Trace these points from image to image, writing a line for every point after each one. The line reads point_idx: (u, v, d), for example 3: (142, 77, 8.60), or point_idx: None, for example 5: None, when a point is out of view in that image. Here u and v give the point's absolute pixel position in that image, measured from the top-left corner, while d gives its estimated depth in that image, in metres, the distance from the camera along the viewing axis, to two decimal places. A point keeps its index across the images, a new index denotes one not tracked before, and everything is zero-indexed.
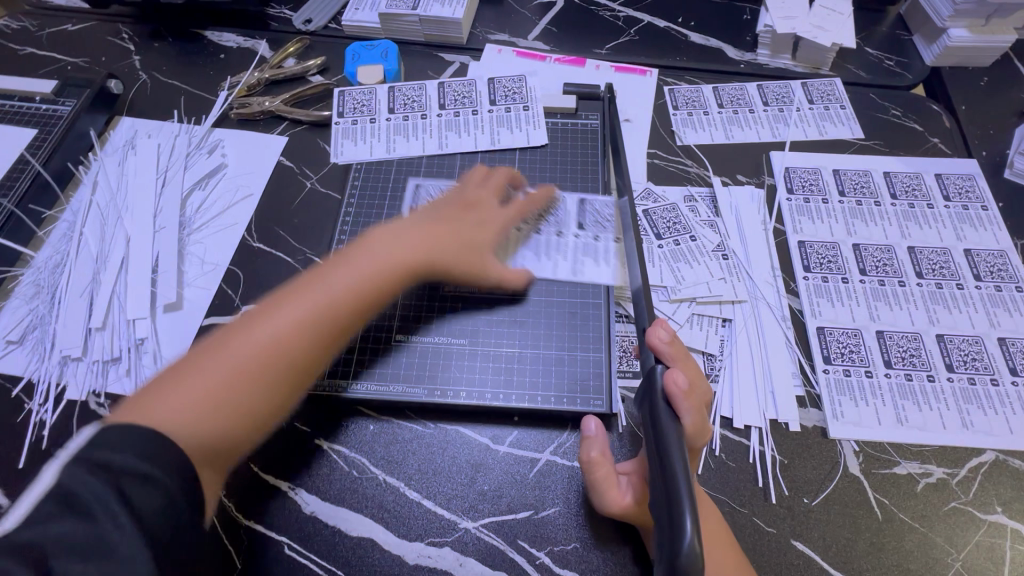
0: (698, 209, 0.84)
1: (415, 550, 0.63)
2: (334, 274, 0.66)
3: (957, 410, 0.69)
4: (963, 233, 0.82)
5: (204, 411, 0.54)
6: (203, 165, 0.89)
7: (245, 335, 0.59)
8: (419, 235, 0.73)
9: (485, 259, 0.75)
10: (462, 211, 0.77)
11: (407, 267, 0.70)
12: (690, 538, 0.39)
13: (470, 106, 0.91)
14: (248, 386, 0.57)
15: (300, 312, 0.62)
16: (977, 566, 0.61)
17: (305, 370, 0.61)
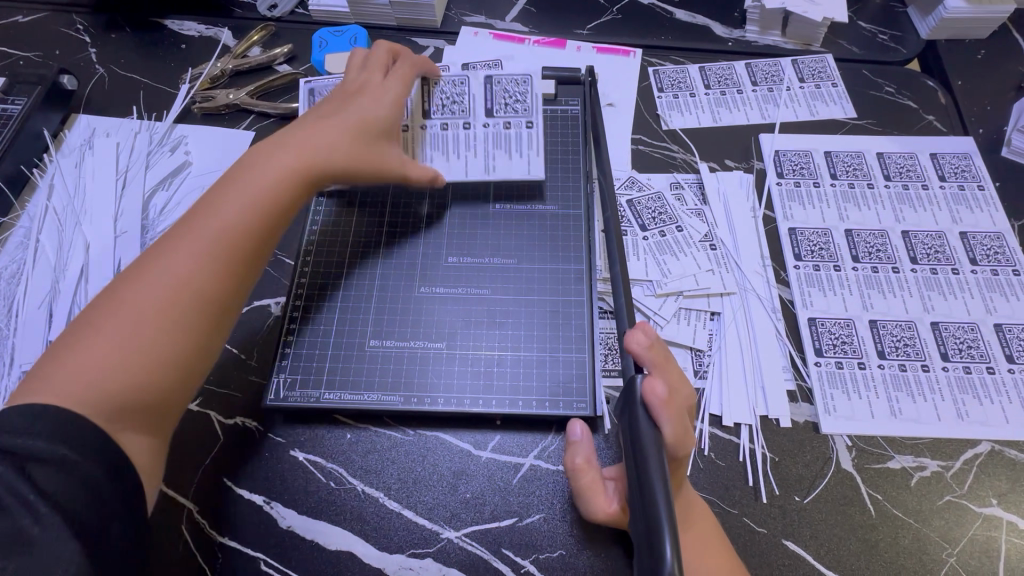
0: (685, 196, 0.80)
1: (397, 562, 0.61)
2: (209, 217, 0.60)
3: (952, 400, 0.67)
4: (959, 215, 0.79)
5: (91, 413, 0.50)
6: (165, 163, 0.85)
7: (127, 304, 0.54)
8: (303, 139, 0.66)
9: (385, 152, 0.71)
10: (348, 100, 0.71)
11: (303, 165, 0.64)
12: (670, 564, 0.37)
13: (461, 118, 0.79)
14: (134, 356, 0.52)
15: (184, 258, 0.57)
16: (972, 561, 0.60)
17: (208, 306, 0.57)
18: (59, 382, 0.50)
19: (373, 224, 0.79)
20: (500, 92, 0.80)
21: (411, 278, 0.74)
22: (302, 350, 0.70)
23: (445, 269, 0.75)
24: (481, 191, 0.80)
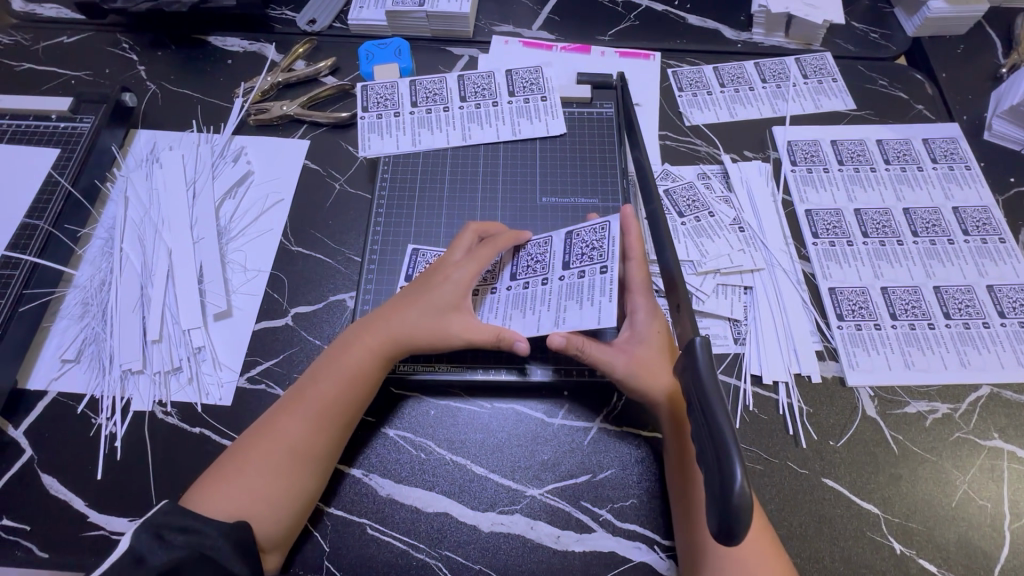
0: (712, 185, 0.90)
1: (489, 518, 0.69)
2: (322, 378, 0.69)
3: (956, 351, 0.78)
4: (951, 192, 0.90)
5: (248, 495, 0.62)
6: (230, 173, 0.91)
7: (264, 445, 0.65)
8: (381, 317, 0.72)
9: (448, 322, 0.71)
10: (426, 283, 0.73)
11: (384, 347, 0.70)
12: (741, 482, 0.41)
13: (540, 274, 0.74)
14: (280, 478, 0.64)
15: (299, 425, 0.66)
16: (981, 485, 0.71)
17: (317, 468, 0.66)
18: (233, 471, 0.64)
19: (432, 221, 0.85)
20: (581, 246, 0.74)
21: None
22: None
23: None
24: (529, 188, 0.88)
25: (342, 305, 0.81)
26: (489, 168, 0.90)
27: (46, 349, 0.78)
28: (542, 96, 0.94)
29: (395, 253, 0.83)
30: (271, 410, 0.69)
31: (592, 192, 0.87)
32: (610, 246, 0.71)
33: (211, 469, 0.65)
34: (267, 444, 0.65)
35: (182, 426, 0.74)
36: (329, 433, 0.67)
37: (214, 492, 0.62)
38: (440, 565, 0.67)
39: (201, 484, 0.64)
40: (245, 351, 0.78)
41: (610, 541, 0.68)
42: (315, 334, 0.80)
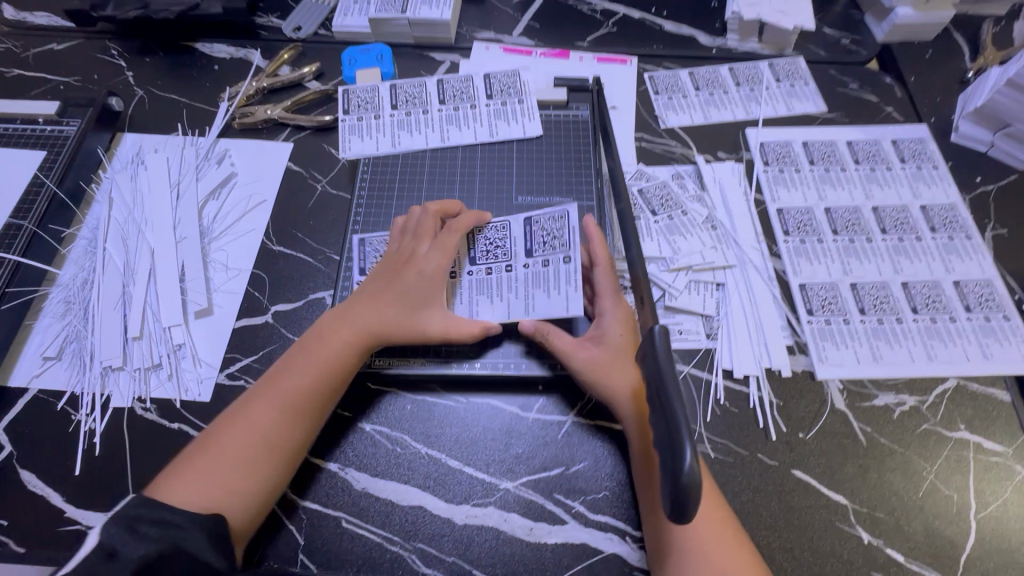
0: (686, 185, 0.92)
1: (463, 511, 0.70)
2: (292, 369, 0.70)
3: (923, 345, 0.80)
4: (919, 191, 0.92)
5: (218, 488, 0.62)
6: (214, 174, 0.92)
7: (233, 436, 0.66)
8: (354, 309, 0.74)
9: (420, 317, 0.74)
10: (395, 274, 0.76)
11: (356, 338, 0.72)
12: (690, 462, 0.42)
13: (503, 261, 0.80)
14: (252, 471, 0.64)
15: (268, 415, 0.67)
16: (947, 475, 0.72)
17: (286, 457, 0.66)
18: (199, 460, 0.64)
19: None
20: (540, 233, 0.80)
21: None
22: None
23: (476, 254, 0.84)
24: (505, 188, 0.90)
25: (321, 303, 0.83)
26: (467, 169, 0.92)
27: (28, 347, 0.79)
28: (519, 99, 0.96)
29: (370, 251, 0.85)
30: (241, 400, 0.69)
31: (567, 191, 0.89)
32: (568, 232, 0.79)
33: (176, 462, 0.65)
34: (239, 436, 0.65)
35: (161, 422, 0.75)
36: (300, 423, 0.68)
37: (180, 484, 0.62)
38: (414, 557, 0.68)
39: (165, 477, 0.63)
40: (225, 348, 0.79)
41: (582, 533, 0.69)
42: (294, 331, 0.81)
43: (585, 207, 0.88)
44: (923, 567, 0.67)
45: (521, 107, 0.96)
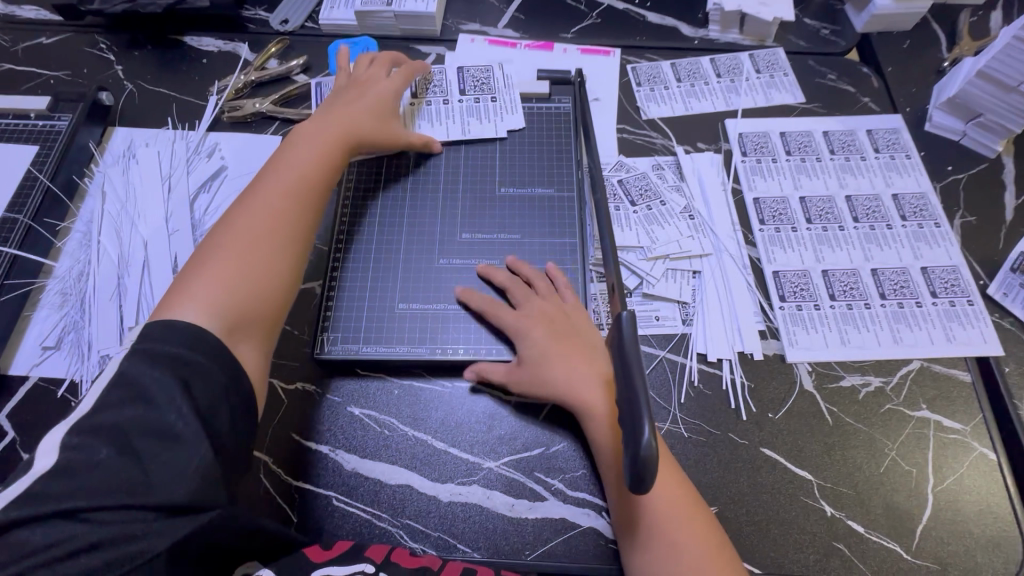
0: (665, 175, 0.94)
1: (448, 489, 0.74)
2: (288, 155, 0.79)
3: (889, 329, 0.83)
4: (891, 180, 0.95)
5: (217, 290, 0.64)
6: (204, 167, 0.94)
7: (248, 228, 0.70)
8: (332, 124, 0.84)
9: (391, 128, 0.89)
10: (359, 90, 0.90)
11: (341, 125, 0.84)
12: (648, 440, 0.47)
13: (441, 95, 0.98)
14: (243, 262, 0.67)
15: (278, 193, 0.74)
16: (908, 452, 0.76)
17: (297, 222, 0.73)
18: (177, 301, 0.63)
19: (394, 212, 0.89)
20: (473, 75, 1.00)
21: (430, 253, 0.86)
22: (341, 314, 0.82)
23: (459, 244, 0.87)
24: (488, 179, 0.92)
25: (310, 293, 0.86)
26: (452, 161, 0.94)
27: (27, 336, 0.82)
28: (492, 95, 0.98)
29: (357, 243, 0.87)
30: (208, 237, 0.71)
31: (548, 182, 0.91)
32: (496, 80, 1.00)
33: (177, 284, 0.66)
34: (228, 244, 0.69)
35: None
36: (292, 207, 0.74)
37: (196, 289, 0.64)
38: (402, 533, 0.71)
39: (167, 302, 0.63)
40: None
41: (561, 508, 0.73)
42: (286, 320, 0.84)
43: (565, 197, 0.90)
44: (882, 537, 0.71)
45: (496, 105, 0.98)
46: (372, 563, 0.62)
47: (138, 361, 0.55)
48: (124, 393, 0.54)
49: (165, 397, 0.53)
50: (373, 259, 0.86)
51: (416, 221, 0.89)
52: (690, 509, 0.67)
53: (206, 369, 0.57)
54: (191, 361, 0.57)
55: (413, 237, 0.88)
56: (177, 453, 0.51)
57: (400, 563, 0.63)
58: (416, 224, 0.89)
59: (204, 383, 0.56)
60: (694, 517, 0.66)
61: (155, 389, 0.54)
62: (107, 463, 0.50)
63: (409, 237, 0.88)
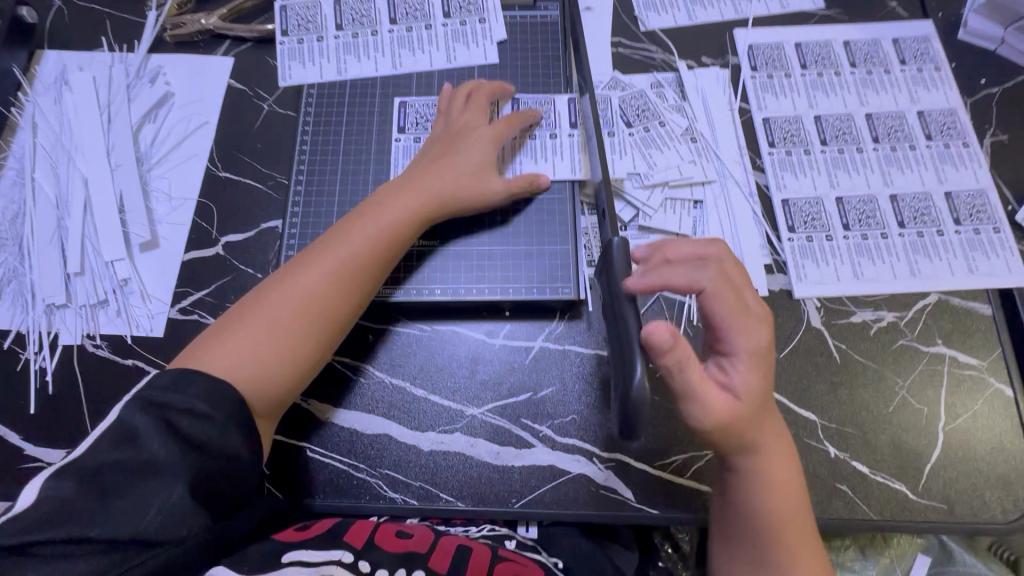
0: (665, 94, 0.84)
1: (429, 438, 0.69)
2: (352, 228, 0.67)
3: (907, 260, 0.76)
4: (917, 95, 0.85)
5: (257, 347, 0.60)
6: (148, 94, 0.84)
7: (284, 289, 0.63)
8: (414, 186, 0.69)
9: (481, 189, 0.71)
10: (454, 142, 0.73)
11: (419, 205, 0.68)
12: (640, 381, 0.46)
13: (423, 21, 0.85)
14: (289, 323, 0.62)
15: (322, 270, 0.64)
16: (919, 390, 0.71)
17: (330, 326, 0.64)
18: (230, 340, 0.60)
19: (360, 138, 0.79)
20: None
21: None
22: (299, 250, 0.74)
23: None
24: None
25: (273, 232, 0.78)
26: (424, 79, 0.82)
27: None
28: (480, 17, 0.85)
29: (321, 174, 0.78)
30: (284, 267, 0.66)
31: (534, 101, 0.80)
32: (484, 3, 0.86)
33: (217, 325, 0.62)
34: (281, 289, 0.63)
35: (115, 358, 0.72)
36: (344, 294, 0.64)
37: (225, 345, 0.60)
38: (381, 484, 0.68)
39: (202, 346, 0.60)
40: (175, 282, 0.75)
41: (548, 455, 0.69)
42: (247, 263, 0.76)
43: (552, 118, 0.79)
44: (888, 478, 0.67)
45: (485, 28, 0.85)
46: (350, 550, 0.60)
47: (138, 405, 0.53)
48: (114, 434, 0.52)
49: (151, 437, 0.51)
50: (338, 192, 0.77)
51: (385, 148, 0.78)
52: (803, 517, 0.61)
53: (208, 414, 0.54)
54: (197, 406, 0.54)
55: (382, 167, 0.78)
56: (151, 495, 0.49)
57: (383, 548, 0.62)
58: (386, 151, 0.79)
59: (199, 426, 0.53)
60: (800, 539, 0.60)
61: (146, 428, 0.51)
62: (75, 501, 0.48)
63: (377, 167, 0.78)
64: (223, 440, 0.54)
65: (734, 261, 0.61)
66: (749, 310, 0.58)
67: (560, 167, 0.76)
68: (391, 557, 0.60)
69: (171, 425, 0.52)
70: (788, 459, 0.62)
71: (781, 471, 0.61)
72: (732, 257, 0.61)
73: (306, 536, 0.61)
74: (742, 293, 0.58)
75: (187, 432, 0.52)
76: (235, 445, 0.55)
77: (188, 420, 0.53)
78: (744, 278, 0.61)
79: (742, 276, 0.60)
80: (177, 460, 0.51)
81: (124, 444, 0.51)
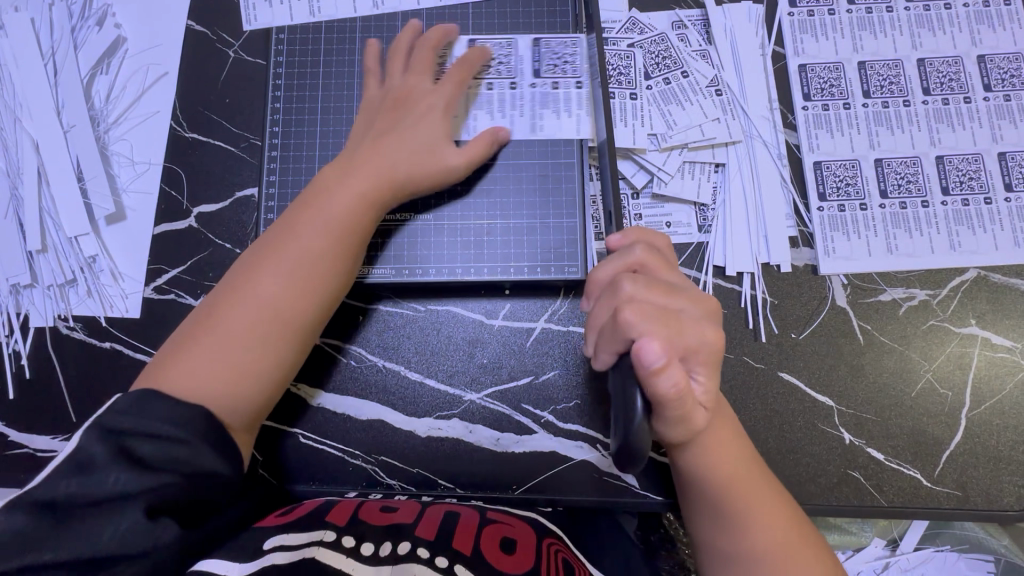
0: (689, 37, 0.73)
1: (426, 423, 0.67)
2: (301, 216, 0.56)
3: (947, 232, 0.69)
4: (980, 36, 0.73)
5: (219, 365, 0.51)
6: (96, 40, 0.73)
7: (237, 296, 0.53)
8: (366, 163, 0.59)
9: (443, 162, 0.61)
10: (396, 114, 0.62)
11: (378, 187, 0.58)
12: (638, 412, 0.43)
13: None
14: (256, 332, 0.52)
15: (282, 268, 0.54)
16: (946, 374, 0.66)
17: (298, 335, 0.54)
18: (184, 359, 0.50)
19: (340, 93, 0.69)
20: None
21: None
22: (279, 222, 0.66)
23: None
24: None
25: (248, 200, 0.71)
26: (409, 18, 0.71)
27: None
28: None
29: (297, 136, 0.68)
30: (236, 267, 0.56)
31: (540, 44, 0.68)
32: None
33: (167, 345, 0.52)
34: (235, 296, 0.53)
35: (90, 341, 0.68)
36: (311, 294, 0.55)
37: (188, 361, 0.51)
38: (377, 470, 0.66)
39: (157, 370, 0.50)
40: (146, 259, 0.69)
41: (550, 441, 0.66)
42: (223, 236, 0.70)
43: (559, 58, 0.67)
44: (903, 465, 0.65)
45: None
46: (334, 527, 0.53)
47: (131, 414, 0.44)
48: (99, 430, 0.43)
49: None
50: (317, 157, 0.68)
51: None
52: (751, 468, 0.53)
53: None
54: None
55: None
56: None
57: (367, 522, 0.55)
58: None
59: None
60: (755, 492, 0.52)
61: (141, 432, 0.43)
62: None
63: None
64: None
65: (653, 254, 0.51)
66: (686, 314, 0.48)
67: (569, 119, 0.66)
68: (375, 529, 0.54)
69: None
70: (729, 425, 0.54)
71: (723, 441, 0.53)
72: (650, 250, 0.51)
73: (287, 520, 0.54)
74: (675, 294, 0.48)
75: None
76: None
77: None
78: (669, 270, 0.51)
79: (663, 268, 0.51)
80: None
81: (118, 457, 0.43)
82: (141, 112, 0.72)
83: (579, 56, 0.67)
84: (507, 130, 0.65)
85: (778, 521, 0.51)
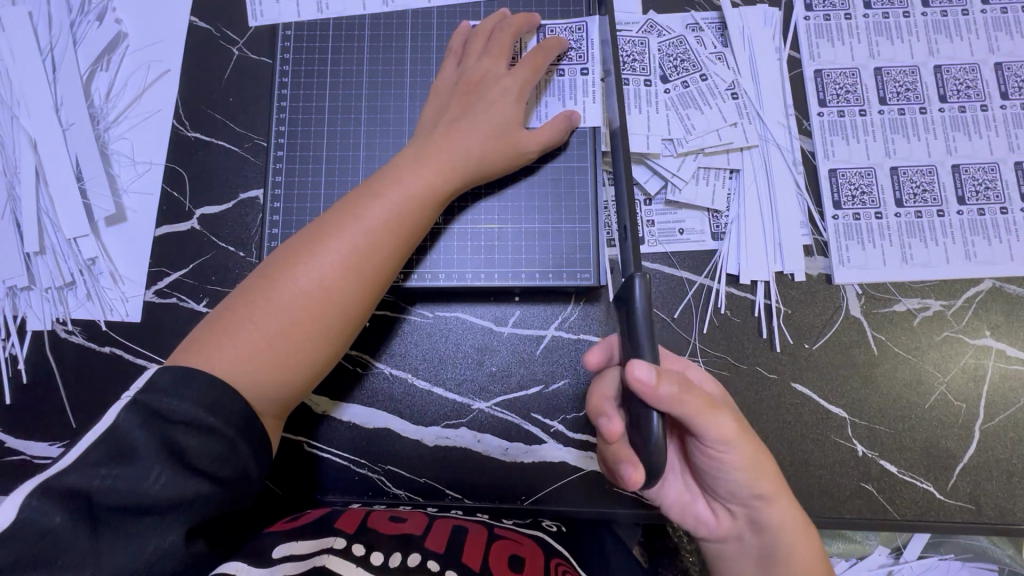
0: (705, 39, 0.72)
1: (433, 432, 0.65)
2: (373, 198, 0.55)
3: (963, 242, 0.68)
4: (997, 43, 0.72)
5: (266, 346, 0.49)
6: (96, 36, 0.71)
7: (296, 273, 0.51)
8: (436, 151, 0.58)
9: (507, 153, 0.60)
10: (471, 99, 0.61)
11: (443, 177, 0.57)
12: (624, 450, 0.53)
13: None
14: (307, 315, 0.51)
15: (342, 250, 0.52)
16: (960, 385, 0.66)
17: (346, 324, 0.53)
18: (230, 335, 0.49)
19: (349, 93, 0.67)
20: None
21: (399, 140, 0.66)
22: (285, 225, 0.65)
23: None
24: None
25: (252, 203, 0.69)
26: (420, 14, 0.69)
27: None
28: None
29: (304, 136, 0.67)
30: (292, 242, 0.54)
31: (553, 32, 0.66)
32: None
33: (216, 317, 0.51)
34: (289, 274, 0.52)
35: (90, 346, 0.66)
36: (369, 282, 0.53)
37: (231, 338, 0.49)
38: (383, 479, 0.65)
39: (202, 344, 0.49)
40: (148, 262, 0.68)
41: (560, 452, 0.65)
42: (226, 239, 0.68)
43: (574, 52, 0.66)
44: (915, 477, 0.64)
45: None
46: (342, 535, 0.52)
47: (138, 413, 0.42)
48: (101, 447, 0.42)
49: (151, 460, 0.41)
50: (324, 158, 0.66)
51: (378, 103, 0.67)
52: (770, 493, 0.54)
53: (217, 428, 0.44)
54: (198, 416, 0.43)
55: (373, 126, 0.67)
56: (150, 531, 0.40)
57: (377, 531, 0.54)
58: (378, 106, 0.67)
59: (205, 444, 0.43)
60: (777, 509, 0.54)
61: (143, 449, 0.41)
62: (60, 535, 0.39)
63: (369, 127, 0.67)
64: (233, 457, 0.44)
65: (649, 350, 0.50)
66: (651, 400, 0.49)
67: (583, 112, 0.65)
68: (385, 539, 0.52)
69: (173, 447, 0.42)
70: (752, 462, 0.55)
71: (774, 480, 0.52)
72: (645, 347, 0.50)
73: (295, 527, 0.53)
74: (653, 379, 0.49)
75: (195, 454, 0.42)
76: (243, 462, 0.45)
77: (194, 436, 0.42)
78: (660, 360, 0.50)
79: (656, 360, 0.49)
80: (180, 490, 0.41)
81: (120, 459, 0.41)
82: (142, 111, 0.71)
83: (595, 47, 0.66)
84: (579, 114, 0.64)
85: (803, 534, 0.53)
